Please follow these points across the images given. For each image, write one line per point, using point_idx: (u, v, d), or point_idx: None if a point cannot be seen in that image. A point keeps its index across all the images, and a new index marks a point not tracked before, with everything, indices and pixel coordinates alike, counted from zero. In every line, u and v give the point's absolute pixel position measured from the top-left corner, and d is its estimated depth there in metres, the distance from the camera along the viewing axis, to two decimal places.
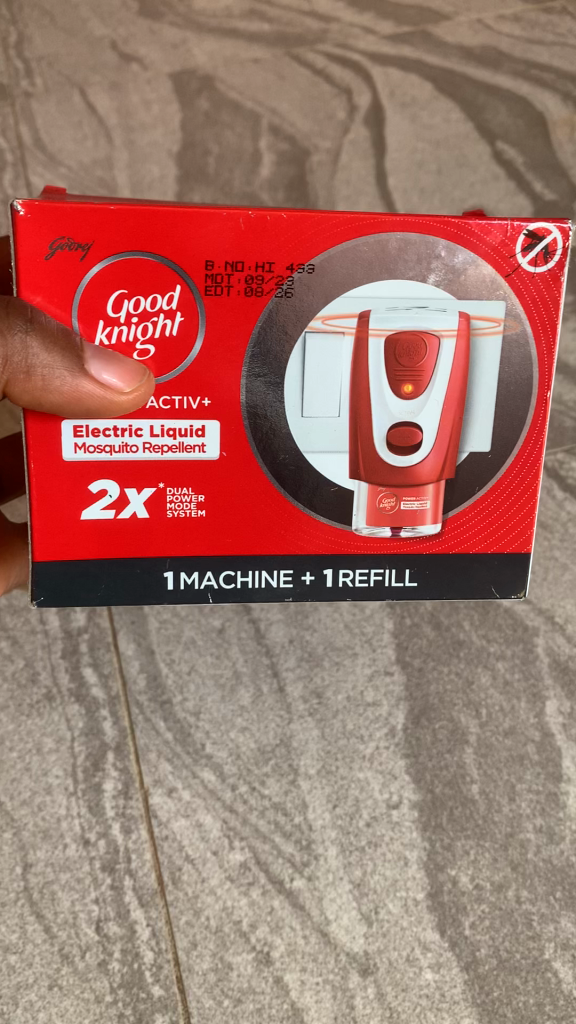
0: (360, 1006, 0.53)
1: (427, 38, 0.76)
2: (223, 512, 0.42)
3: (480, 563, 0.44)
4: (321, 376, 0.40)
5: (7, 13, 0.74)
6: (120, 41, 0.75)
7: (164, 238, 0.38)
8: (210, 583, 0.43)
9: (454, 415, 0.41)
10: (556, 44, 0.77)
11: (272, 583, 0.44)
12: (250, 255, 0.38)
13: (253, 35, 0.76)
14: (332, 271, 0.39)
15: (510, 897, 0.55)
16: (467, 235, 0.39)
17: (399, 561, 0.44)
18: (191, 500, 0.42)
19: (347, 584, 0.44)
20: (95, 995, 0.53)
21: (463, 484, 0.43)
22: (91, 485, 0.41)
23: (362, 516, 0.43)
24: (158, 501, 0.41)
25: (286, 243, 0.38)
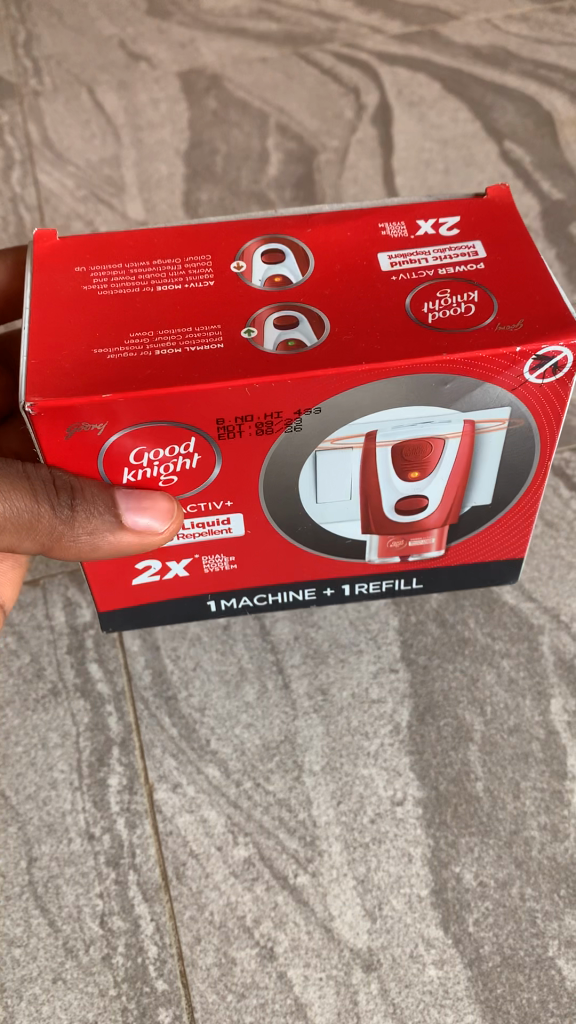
0: (364, 1003, 0.51)
1: (435, 37, 0.82)
2: (250, 558, 0.49)
3: (479, 566, 0.53)
4: (334, 475, 0.44)
5: (21, 22, 0.84)
6: (129, 41, 0.82)
7: (174, 409, 0.38)
8: (246, 603, 0.53)
9: (457, 487, 0.46)
10: (564, 45, 0.80)
11: (298, 597, 0.54)
12: (258, 409, 0.39)
13: (262, 35, 0.82)
14: (337, 408, 0.40)
15: (514, 894, 0.53)
16: (472, 365, 0.39)
17: (408, 573, 0.53)
18: (223, 560, 0.49)
19: (363, 591, 0.54)
20: (99, 989, 0.51)
21: (466, 523, 0.49)
22: (137, 564, 0.48)
23: (375, 550, 0.50)
24: (195, 565, 0.49)
25: (293, 398, 0.39)
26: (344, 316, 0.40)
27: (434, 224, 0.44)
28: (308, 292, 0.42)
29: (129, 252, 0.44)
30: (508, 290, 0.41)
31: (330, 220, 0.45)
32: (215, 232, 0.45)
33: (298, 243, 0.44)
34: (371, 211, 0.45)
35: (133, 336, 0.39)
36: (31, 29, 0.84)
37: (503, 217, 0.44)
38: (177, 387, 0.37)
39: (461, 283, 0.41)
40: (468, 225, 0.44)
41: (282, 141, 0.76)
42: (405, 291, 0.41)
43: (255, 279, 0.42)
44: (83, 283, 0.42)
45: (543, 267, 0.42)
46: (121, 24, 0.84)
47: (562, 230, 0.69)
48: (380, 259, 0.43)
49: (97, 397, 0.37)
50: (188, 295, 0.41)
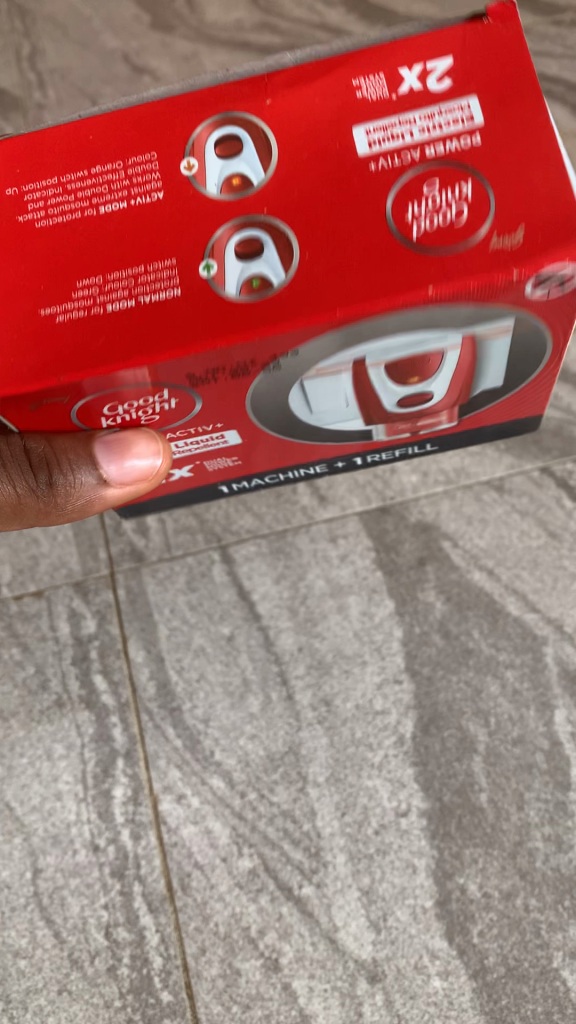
0: (368, 1013, 0.52)
1: None
2: (253, 452, 0.51)
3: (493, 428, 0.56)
4: (326, 392, 0.44)
5: (22, 30, 0.84)
6: (132, 54, 0.83)
7: (136, 377, 0.37)
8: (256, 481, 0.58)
9: (462, 379, 0.46)
10: (565, 56, 0.80)
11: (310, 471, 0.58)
12: (229, 362, 0.37)
13: (264, 47, 0.82)
14: (316, 350, 0.38)
15: (518, 905, 0.54)
16: (460, 298, 0.36)
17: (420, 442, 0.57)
18: (226, 459, 0.52)
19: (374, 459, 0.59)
20: (104, 1000, 0.53)
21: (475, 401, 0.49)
22: None
23: (382, 431, 0.53)
24: (197, 465, 0.52)
25: (266, 350, 0.37)
26: (315, 228, 0.37)
27: (420, 76, 0.38)
28: (271, 196, 0.37)
29: (65, 164, 0.39)
30: (508, 182, 0.36)
31: (294, 83, 0.39)
32: (160, 115, 0.39)
33: (256, 122, 0.38)
34: (343, 65, 0.38)
35: (81, 285, 0.37)
36: (36, 42, 0.84)
37: (506, 66, 0.37)
38: (139, 360, 0.36)
39: (453, 174, 0.36)
40: (463, 76, 0.38)
41: None
42: (385, 191, 0.37)
43: (210, 183, 0.38)
44: (19, 215, 0.38)
45: (549, 138, 0.36)
46: (124, 37, 0.83)
47: None
48: (356, 138, 0.37)
49: (54, 377, 0.36)
50: (136, 216, 0.38)
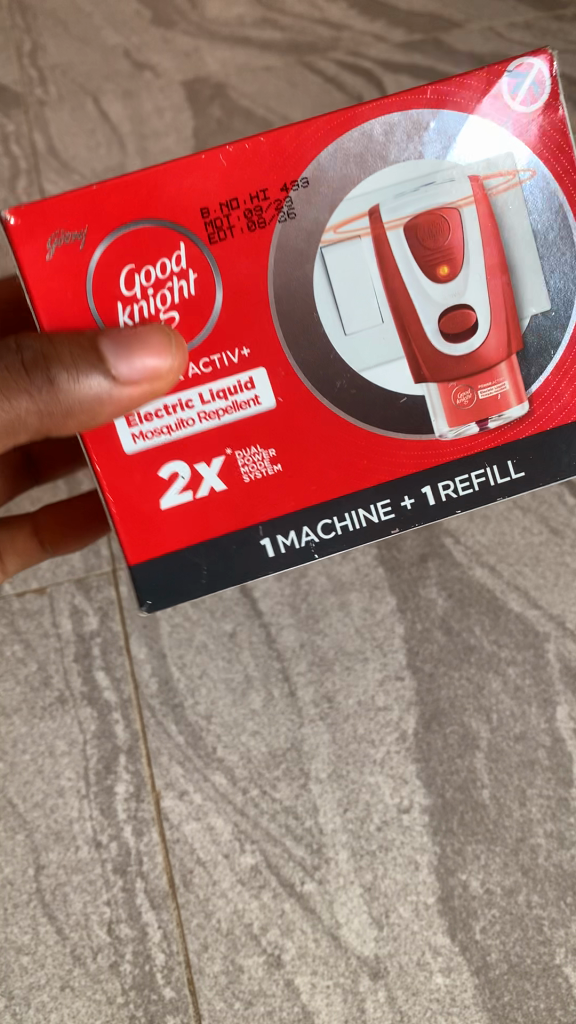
0: (371, 1010, 0.53)
1: (439, 47, 0.80)
2: (298, 446, 0.39)
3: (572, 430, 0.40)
4: (351, 282, 0.38)
5: (22, 23, 0.83)
6: (134, 50, 0.82)
7: (155, 200, 0.36)
8: (310, 537, 0.40)
9: (501, 281, 0.39)
10: (568, 51, 0.79)
11: (373, 519, 0.40)
12: (242, 187, 0.36)
13: (265, 43, 0.82)
14: (326, 177, 0.37)
15: (520, 901, 0.54)
16: (446, 98, 0.37)
17: (498, 454, 0.40)
18: (263, 457, 0.39)
19: (451, 496, 0.40)
20: (107, 997, 0.54)
21: (535, 353, 0.40)
22: (161, 470, 0.39)
23: (443, 419, 0.40)
24: (230, 467, 0.39)
25: (275, 164, 0.37)
26: None
27: None
28: None
29: None
30: None
31: None
32: None
33: None
34: None
35: None
36: (37, 39, 0.82)
37: None
38: (163, 165, 0.36)
39: None
40: None
41: None
42: None
43: None
44: None
45: None
46: (126, 33, 0.82)
47: None
48: None
49: (73, 193, 0.35)
50: None
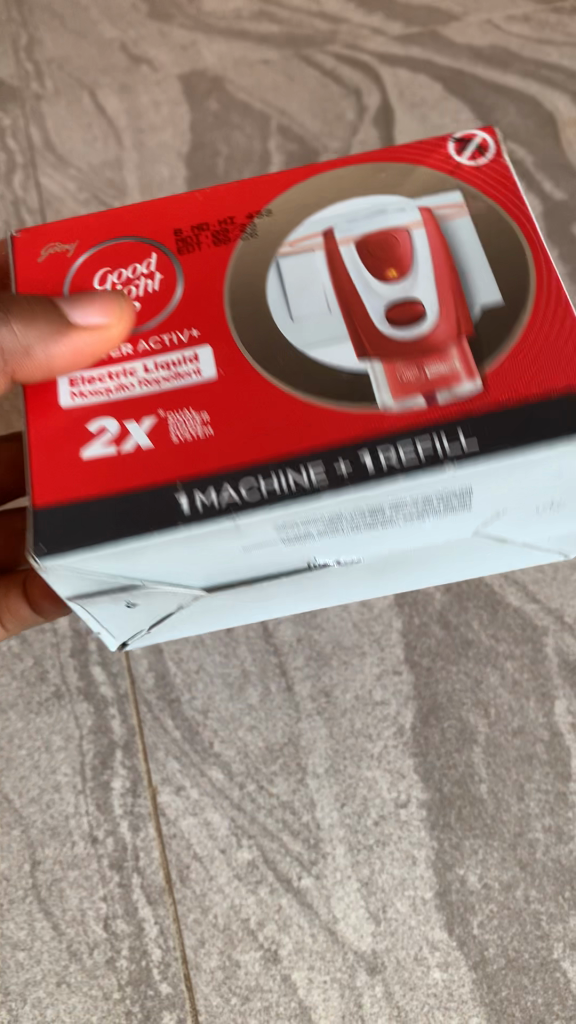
0: (368, 1005, 0.52)
1: (437, 38, 0.79)
2: (236, 416, 0.36)
3: (541, 403, 0.34)
4: (302, 284, 0.39)
5: (19, 17, 0.83)
6: (130, 42, 0.82)
7: (135, 223, 0.42)
8: (230, 497, 0.34)
9: (450, 280, 0.38)
10: (566, 44, 0.78)
11: (307, 482, 0.33)
12: (212, 216, 0.41)
13: (263, 36, 0.81)
14: (287, 206, 0.41)
15: (518, 896, 0.53)
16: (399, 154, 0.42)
17: (450, 424, 0.34)
18: (197, 421, 0.36)
19: (397, 461, 0.33)
20: (103, 992, 0.53)
21: (487, 338, 0.36)
22: (90, 424, 0.36)
23: (386, 392, 0.35)
24: (160, 428, 0.36)
25: (244, 198, 0.42)
26: None
27: None
28: None
29: None
30: None
31: None
32: None
33: None
34: None
35: None
36: (33, 33, 0.82)
37: None
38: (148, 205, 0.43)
39: None
40: None
41: (284, 142, 0.77)
42: None
43: None
44: None
45: None
46: (122, 26, 0.83)
47: (564, 230, 0.69)
48: None
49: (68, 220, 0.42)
50: None
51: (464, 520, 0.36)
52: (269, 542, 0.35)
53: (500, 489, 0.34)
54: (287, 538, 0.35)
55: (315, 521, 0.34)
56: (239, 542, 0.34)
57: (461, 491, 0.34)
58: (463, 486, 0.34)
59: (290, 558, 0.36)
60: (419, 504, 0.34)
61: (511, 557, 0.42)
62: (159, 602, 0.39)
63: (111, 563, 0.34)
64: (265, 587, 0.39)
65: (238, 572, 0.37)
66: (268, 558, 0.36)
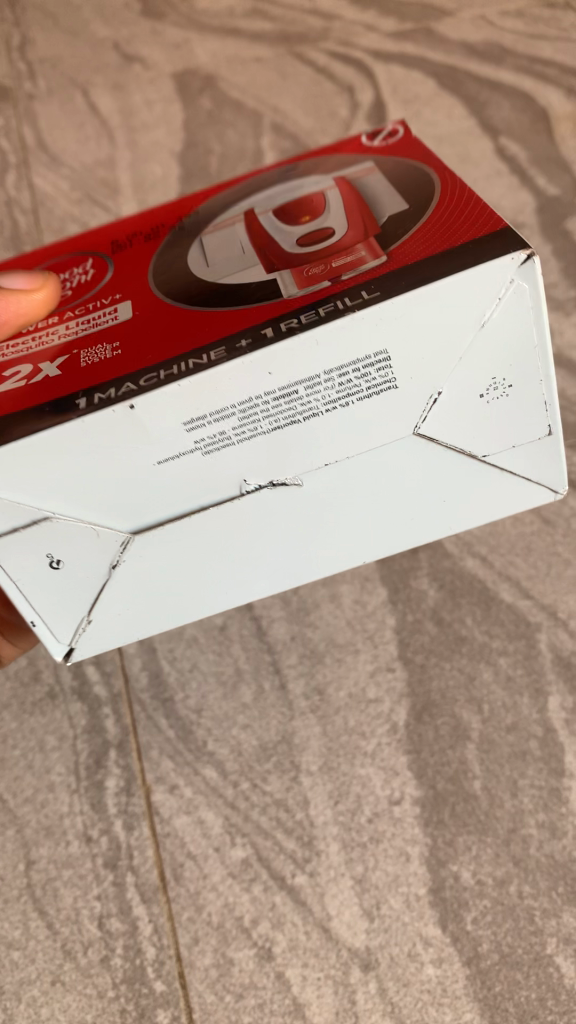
0: (362, 1001, 0.52)
1: (430, 35, 0.79)
2: (152, 329, 0.39)
3: (448, 255, 0.36)
4: (222, 244, 0.44)
5: (11, 16, 0.83)
6: (123, 42, 0.81)
7: (82, 245, 0.51)
8: (128, 391, 0.36)
9: (354, 208, 0.43)
10: (560, 39, 0.77)
11: (203, 364, 0.35)
12: (146, 224, 0.50)
13: (256, 34, 0.81)
14: (215, 208, 0.49)
15: (512, 893, 0.53)
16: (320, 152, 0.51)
17: (352, 288, 0.36)
18: (105, 348, 0.39)
19: (290, 329, 0.35)
20: (98, 991, 0.53)
21: (389, 230, 0.40)
22: (10, 372, 0.41)
23: (291, 282, 0.39)
24: (71, 362, 0.39)
25: (174, 211, 0.50)
26: None
27: None
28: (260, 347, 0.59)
29: None
30: None
31: None
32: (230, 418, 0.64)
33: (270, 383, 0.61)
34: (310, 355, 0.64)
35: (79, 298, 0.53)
36: (26, 32, 0.82)
37: None
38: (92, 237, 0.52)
39: None
40: None
41: (277, 140, 0.76)
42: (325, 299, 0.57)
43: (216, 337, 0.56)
44: None
45: None
46: (115, 25, 0.82)
47: (558, 224, 0.68)
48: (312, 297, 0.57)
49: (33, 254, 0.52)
50: None
51: (391, 404, 0.38)
52: (183, 449, 0.37)
53: (409, 342, 0.36)
54: (200, 432, 0.37)
55: (225, 411, 0.36)
56: (145, 432, 0.36)
57: (378, 355, 0.36)
58: (378, 350, 0.36)
59: (219, 480, 0.39)
60: (334, 379, 0.36)
61: (453, 493, 0.44)
62: (81, 562, 0.41)
63: (24, 473, 0.37)
64: (197, 526, 0.41)
65: (171, 497, 0.39)
66: (185, 474, 0.38)
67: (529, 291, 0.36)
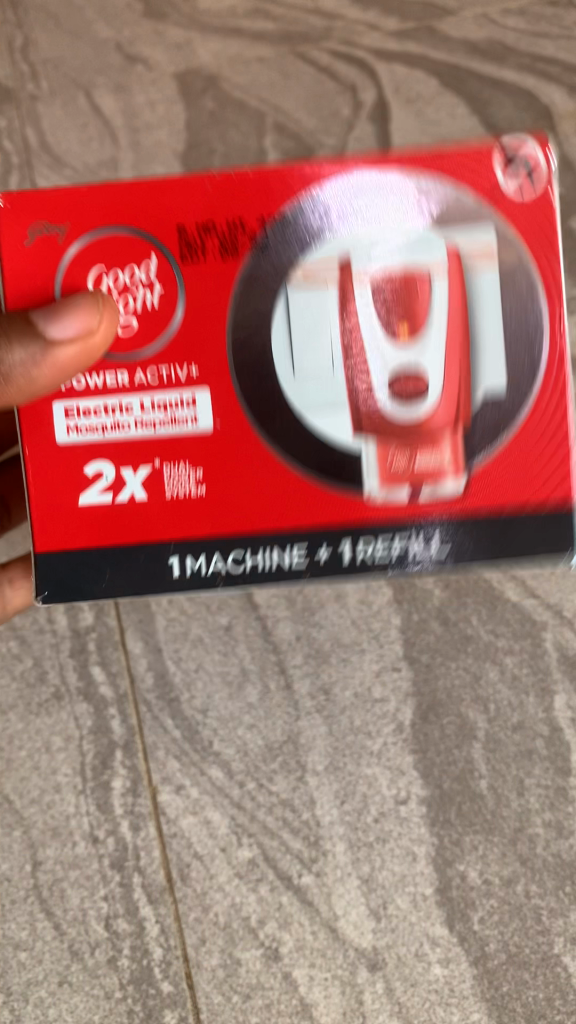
0: (369, 1001, 0.53)
1: (432, 34, 0.76)
2: (238, 478, 0.41)
3: (512, 520, 0.41)
4: (309, 330, 0.40)
5: (12, 16, 0.78)
6: (125, 41, 0.78)
7: (137, 209, 0.40)
8: (217, 567, 0.41)
9: (458, 354, 0.40)
10: (562, 37, 0.76)
11: (284, 562, 0.41)
12: (220, 216, 0.40)
13: (258, 34, 0.77)
14: (305, 224, 0.40)
15: (518, 891, 0.54)
16: (444, 164, 0.40)
17: (421, 523, 0.41)
18: (190, 476, 0.41)
19: (364, 557, 0.41)
20: (105, 991, 0.54)
21: (483, 427, 0.41)
22: (86, 469, 0.41)
23: (374, 479, 0.41)
24: (154, 481, 0.41)
25: (256, 203, 0.40)
26: None
27: None
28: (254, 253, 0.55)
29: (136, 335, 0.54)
30: None
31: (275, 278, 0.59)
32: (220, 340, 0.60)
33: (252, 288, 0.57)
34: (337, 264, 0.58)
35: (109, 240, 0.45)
36: (28, 32, 0.78)
37: None
38: (141, 184, 0.40)
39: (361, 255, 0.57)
40: None
41: (279, 140, 0.76)
42: None
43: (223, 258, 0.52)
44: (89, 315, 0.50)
45: None
46: (117, 26, 0.78)
47: (560, 223, 0.69)
48: None
49: (60, 191, 0.39)
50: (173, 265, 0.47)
51: None
52: None
53: None
54: None
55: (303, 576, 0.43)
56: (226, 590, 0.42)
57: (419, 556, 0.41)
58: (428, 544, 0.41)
59: None
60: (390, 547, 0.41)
61: None
62: None
63: None
64: None
65: None
66: None
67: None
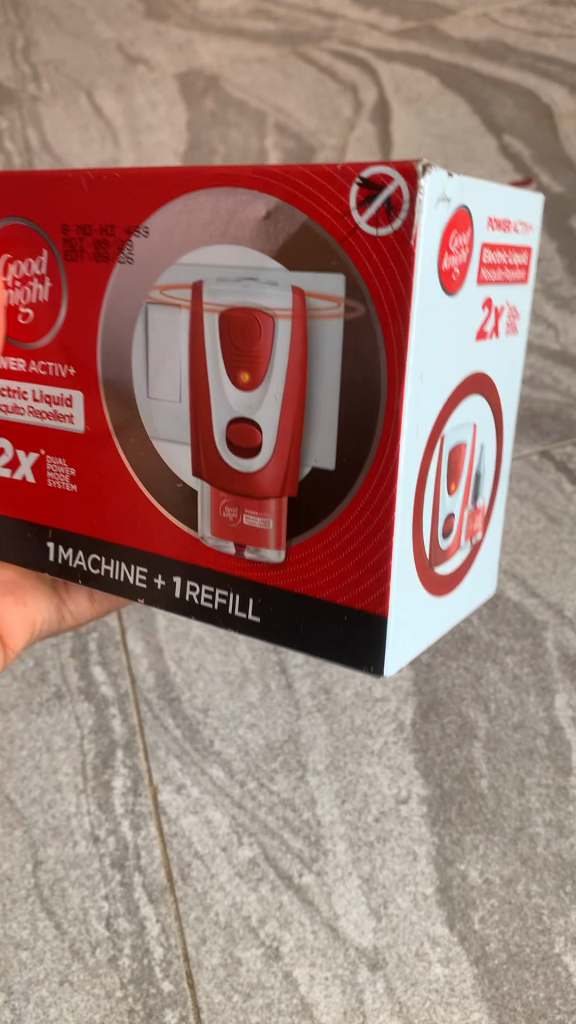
0: (370, 1001, 0.52)
1: (434, 33, 0.65)
2: (100, 486, 0.32)
3: (326, 621, 0.28)
4: (160, 354, 0.29)
5: (14, 18, 0.74)
6: (126, 42, 0.71)
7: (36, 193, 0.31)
8: (81, 564, 0.34)
9: (294, 408, 0.27)
10: (564, 35, 0.63)
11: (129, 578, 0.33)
12: (93, 217, 0.29)
13: (259, 35, 0.68)
14: (155, 252, 0.28)
15: (519, 891, 0.53)
16: (295, 191, 0.24)
17: (241, 589, 0.30)
18: (66, 472, 0.33)
19: (193, 602, 0.31)
20: (106, 991, 0.53)
21: (308, 502, 0.27)
22: None
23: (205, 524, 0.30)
24: (40, 466, 0.34)
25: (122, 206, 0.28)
26: None
27: None
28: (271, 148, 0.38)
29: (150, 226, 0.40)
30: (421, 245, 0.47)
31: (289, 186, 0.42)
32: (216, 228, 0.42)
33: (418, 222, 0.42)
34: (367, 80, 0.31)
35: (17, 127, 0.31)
36: (30, 34, 0.74)
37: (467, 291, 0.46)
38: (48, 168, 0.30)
39: None
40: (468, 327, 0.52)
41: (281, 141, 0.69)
42: None
43: None
44: None
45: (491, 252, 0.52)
46: (119, 27, 0.72)
47: None
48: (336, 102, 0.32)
49: None
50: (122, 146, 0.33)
51: None
52: None
53: None
54: None
55: None
56: None
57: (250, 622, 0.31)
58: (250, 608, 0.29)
59: None
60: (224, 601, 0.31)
61: None
62: None
63: None
64: None
65: None
66: None
67: (405, 656, 0.28)
